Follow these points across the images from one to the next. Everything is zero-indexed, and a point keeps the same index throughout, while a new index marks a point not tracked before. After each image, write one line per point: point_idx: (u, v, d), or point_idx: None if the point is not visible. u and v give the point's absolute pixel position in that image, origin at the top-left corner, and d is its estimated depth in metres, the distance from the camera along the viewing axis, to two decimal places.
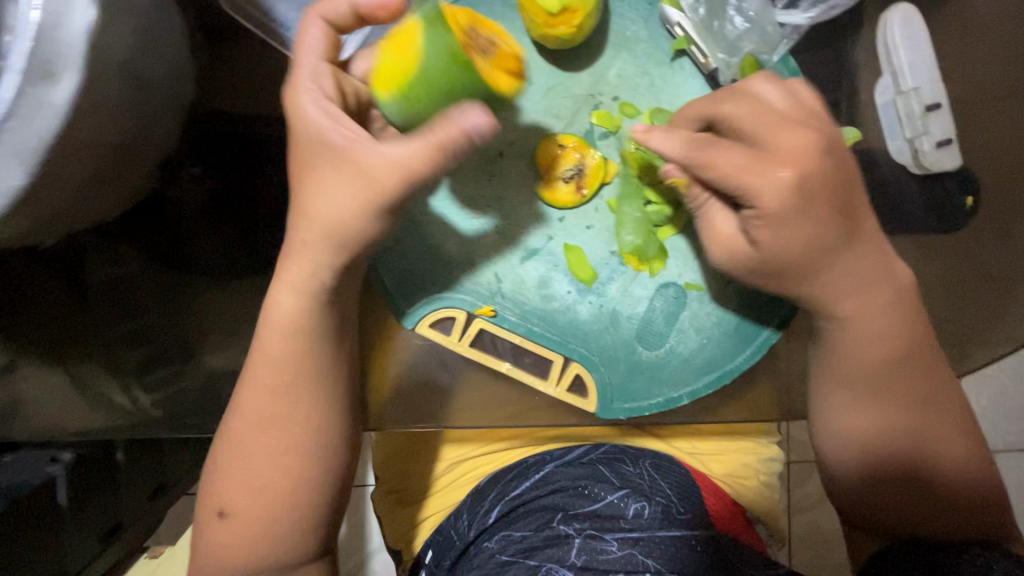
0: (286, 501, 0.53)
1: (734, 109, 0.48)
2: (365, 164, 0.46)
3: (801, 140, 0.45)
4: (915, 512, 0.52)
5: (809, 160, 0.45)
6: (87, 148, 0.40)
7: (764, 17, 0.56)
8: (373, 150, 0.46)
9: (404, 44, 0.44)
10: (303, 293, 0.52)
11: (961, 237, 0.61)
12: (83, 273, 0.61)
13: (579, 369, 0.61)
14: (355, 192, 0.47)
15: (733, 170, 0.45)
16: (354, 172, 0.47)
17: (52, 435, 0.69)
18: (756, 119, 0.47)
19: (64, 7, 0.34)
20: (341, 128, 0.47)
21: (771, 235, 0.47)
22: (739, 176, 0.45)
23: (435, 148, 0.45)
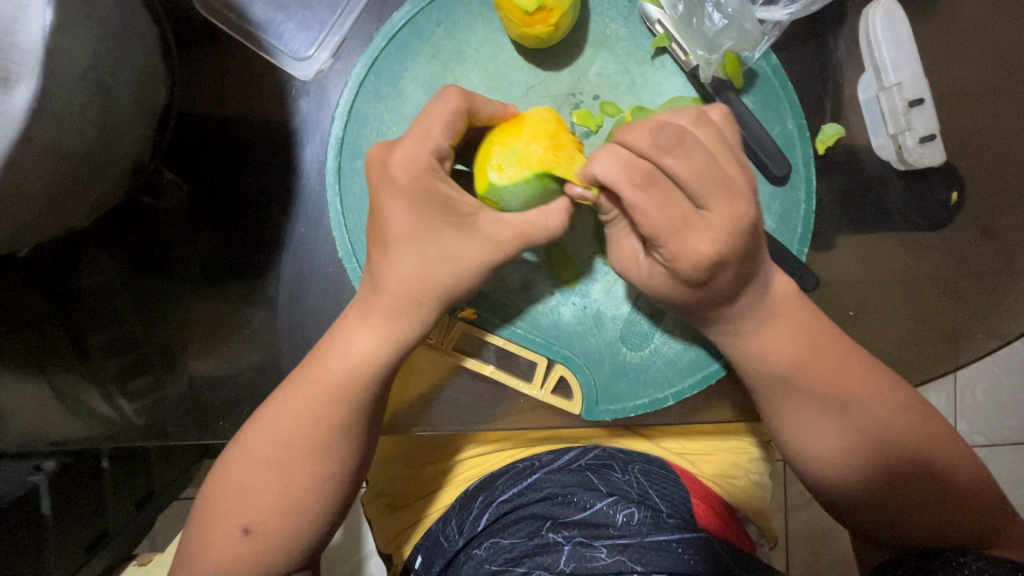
0: (266, 510, 0.52)
1: (678, 166, 0.42)
2: (490, 232, 0.49)
3: (733, 214, 0.43)
4: (914, 516, 0.52)
5: (731, 238, 0.43)
6: (50, 157, 0.40)
7: (744, 13, 0.54)
8: (498, 220, 0.49)
9: (510, 131, 0.52)
10: (353, 334, 0.52)
11: (944, 233, 0.61)
12: (69, 281, 0.63)
13: (563, 371, 0.62)
14: (476, 252, 0.50)
15: (656, 228, 0.43)
16: (457, 241, 0.49)
17: (31, 446, 0.63)
18: (698, 182, 0.42)
19: (19, 13, 0.35)
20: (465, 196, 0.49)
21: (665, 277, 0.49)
22: (669, 232, 0.43)
23: (522, 239, 0.49)
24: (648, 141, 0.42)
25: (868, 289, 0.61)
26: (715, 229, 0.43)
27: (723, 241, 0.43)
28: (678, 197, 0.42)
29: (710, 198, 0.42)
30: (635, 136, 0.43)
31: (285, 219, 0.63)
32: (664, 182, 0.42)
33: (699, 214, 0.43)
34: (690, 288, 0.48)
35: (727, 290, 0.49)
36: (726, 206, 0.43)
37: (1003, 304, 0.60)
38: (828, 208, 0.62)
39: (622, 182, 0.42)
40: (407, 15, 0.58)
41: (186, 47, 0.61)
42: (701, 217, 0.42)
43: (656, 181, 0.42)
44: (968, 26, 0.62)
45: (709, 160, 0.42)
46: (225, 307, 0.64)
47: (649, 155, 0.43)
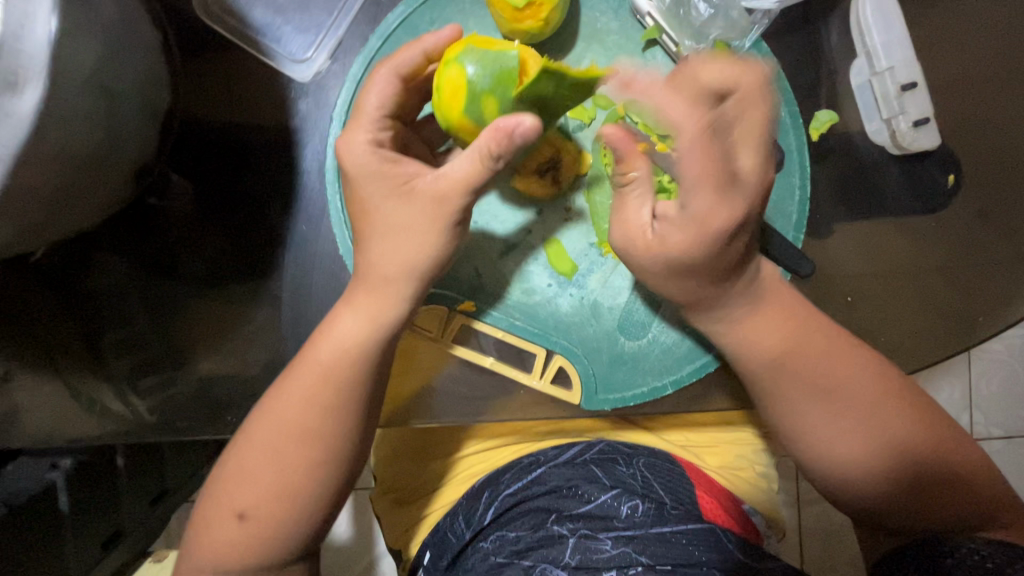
0: (265, 501, 0.52)
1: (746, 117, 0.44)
2: (429, 189, 0.49)
3: (763, 180, 0.47)
4: (911, 508, 0.52)
5: (751, 203, 0.48)
6: (58, 156, 0.41)
7: (729, 3, 0.57)
8: (436, 176, 0.49)
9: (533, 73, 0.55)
10: (352, 325, 0.53)
11: (942, 217, 0.61)
12: (80, 283, 0.65)
13: (563, 362, 0.62)
14: (422, 215, 0.50)
15: (699, 177, 0.46)
16: (421, 203, 0.50)
17: (46, 444, 0.65)
18: (747, 125, 0.44)
19: (27, 19, 0.36)
20: (400, 160, 0.51)
21: (682, 242, 0.50)
22: (700, 184, 0.46)
23: (464, 184, 0.49)
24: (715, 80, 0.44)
25: (868, 275, 0.61)
26: (737, 198, 0.47)
27: (735, 214, 0.48)
28: (723, 152, 0.45)
29: (757, 156, 0.45)
30: (677, 105, 0.45)
31: (287, 218, 0.64)
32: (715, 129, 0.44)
33: (740, 172, 0.46)
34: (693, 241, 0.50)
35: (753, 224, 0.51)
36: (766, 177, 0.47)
37: (1003, 287, 0.60)
38: (825, 195, 0.62)
39: (681, 126, 0.45)
40: (399, 16, 0.60)
41: (187, 51, 0.63)
42: (723, 185, 0.46)
43: (709, 129, 0.44)
44: (960, 10, 0.62)
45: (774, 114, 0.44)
46: (231, 306, 0.65)
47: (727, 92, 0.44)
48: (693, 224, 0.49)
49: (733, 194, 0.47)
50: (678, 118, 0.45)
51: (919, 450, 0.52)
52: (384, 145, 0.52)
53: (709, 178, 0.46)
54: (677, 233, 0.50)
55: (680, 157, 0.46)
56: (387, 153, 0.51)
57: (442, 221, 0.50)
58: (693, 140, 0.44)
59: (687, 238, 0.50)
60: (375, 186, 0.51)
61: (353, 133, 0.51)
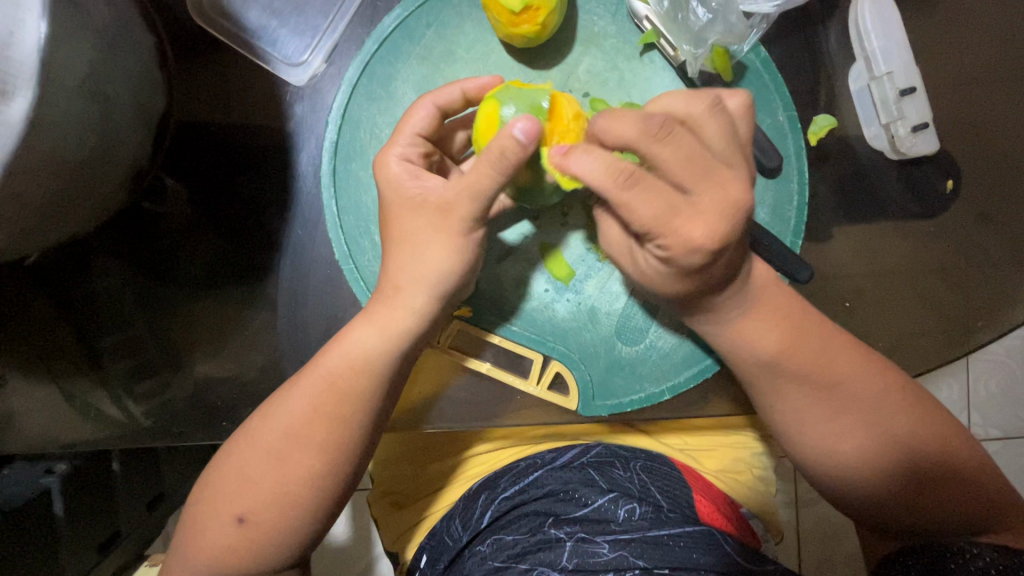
0: (259, 505, 0.52)
1: (666, 152, 0.42)
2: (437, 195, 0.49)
3: (726, 199, 0.43)
4: (917, 510, 0.52)
5: (726, 221, 0.43)
6: (50, 163, 0.41)
7: (727, 6, 0.54)
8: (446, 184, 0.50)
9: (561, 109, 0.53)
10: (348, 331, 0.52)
11: (941, 221, 0.61)
12: (75, 287, 0.65)
13: (559, 367, 0.62)
14: (431, 223, 0.50)
15: (656, 221, 0.43)
16: (430, 210, 0.50)
17: (41, 449, 0.65)
18: (683, 170, 0.42)
19: (16, 26, 0.35)
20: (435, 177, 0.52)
21: (661, 272, 0.49)
22: (661, 225, 0.43)
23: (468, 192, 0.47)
24: (634, 131, 0.42)
25: (867, 279, 0.61)
26: (706, 217, 0.42)
27: (711, 232, 0.43)
28: (664, 188, 0.42)
29: (712, 186, 0.42)
30: (636, 193, 0.42)
31: (283, 221, 0.64)
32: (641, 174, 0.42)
33: (695, 197, 0.43)
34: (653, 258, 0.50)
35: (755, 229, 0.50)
36: (738, 190, 0.43)
37: (1002, 291, 0.60)
38: (823, 199, 0.61)
39: (607, 187, 0.43)
40: (397, 18, 0.59)
41: (182, 54, 0.63)
42: (677, 211, 0.43)
43: (633, 176, 0.42)
44: (960, 12, 0.61)
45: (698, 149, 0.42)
46: (227, 310, 0.65)
47: (639, 142, 0.43)
48: (671, 264, 0.46)
49: (698, 209, 0.43)
50: (606, 186, 0.43)
51: (924, 454, 0.52)
52: (416, 158, 0.53)
53: (664, 213, 0.42)
54: (656, 262, 0.49)
55: (628, 214, 0.43)
56: (419, 170, 0.52)
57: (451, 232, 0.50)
58: (630, 190, 0.42)
59: (663, 269, 0.48)
60: (396, 194, 0.52)
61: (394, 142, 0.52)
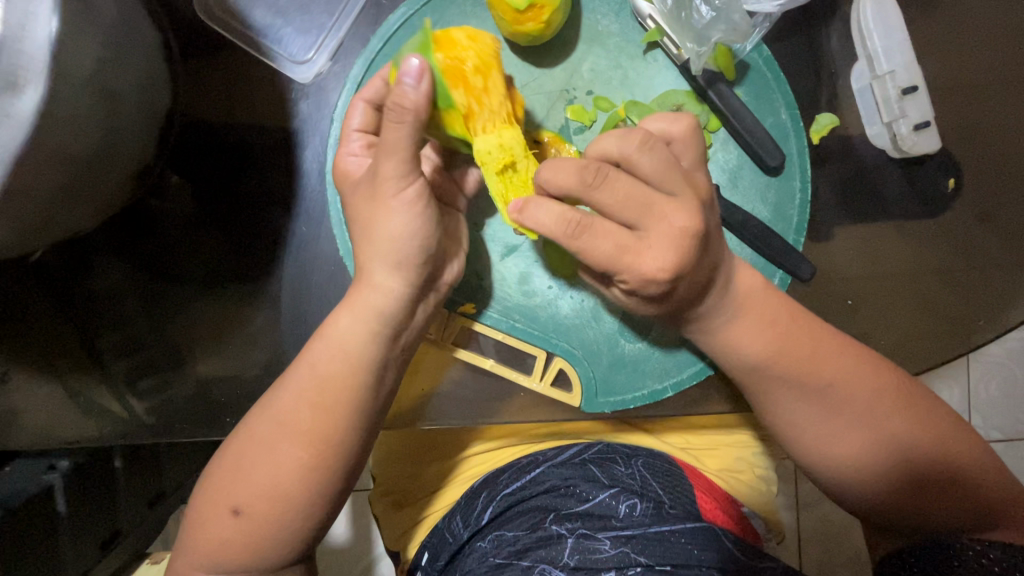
0: (260, 501, 0.51)
1: (604, 197, 0.44)
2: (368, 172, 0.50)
3: (671, 229, 0.44)
4: (919, 507, 0.52)
5: (676, 251, 0.44)
6: (58, 157, 0.41)
7: (732, 4, 0.54)
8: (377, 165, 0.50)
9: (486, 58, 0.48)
10: (351, 327, 0.52)
11: (943, 221, 0.61)
12: (78, 284, 0.65)
13: (562, 364, 0.62)
14: (370, 202, 0.50)
15: (610, 262, 0.44)
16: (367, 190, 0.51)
17: (44, 445, 0.65)
18: (625, 211, 0.44)
19: (27, 19, 0.35)
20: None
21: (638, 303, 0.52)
22: (616, 265, 0.44)
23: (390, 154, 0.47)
24: (574, 178, 0.44)
25: (869, 278, 0.61)
26: (661, 250, 0.44)
27: (670, 267, 0.44)
28: (613, 232, 0.44)
29: (663, 226, 0.44)
30: (585, 240, 0.44)
31: (287, 219, 0.64)
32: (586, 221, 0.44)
33: (642, 235, 0.44)
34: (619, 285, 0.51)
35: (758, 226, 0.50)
36: (684, 219, 0.44)
37: (1003, 291, 0.60)
38: (825, 198, 0.62)
39: (556, 233, 0.44)
40: (402, 17, 0.60)
41: (187, 52, 0.63)
42: (632, 251, 0.44)
43: (578, 225, 0.44)
44: (961, 13, 0.62)
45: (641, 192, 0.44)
46: (230, 307, 0.65)
47: (578, 191, 0.44)
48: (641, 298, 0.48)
49: (651, 243, 0.44)
50: (561, 233, 0.44)
51: (925, 450, 0.52)
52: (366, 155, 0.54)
53: (619, 253, 0.44)
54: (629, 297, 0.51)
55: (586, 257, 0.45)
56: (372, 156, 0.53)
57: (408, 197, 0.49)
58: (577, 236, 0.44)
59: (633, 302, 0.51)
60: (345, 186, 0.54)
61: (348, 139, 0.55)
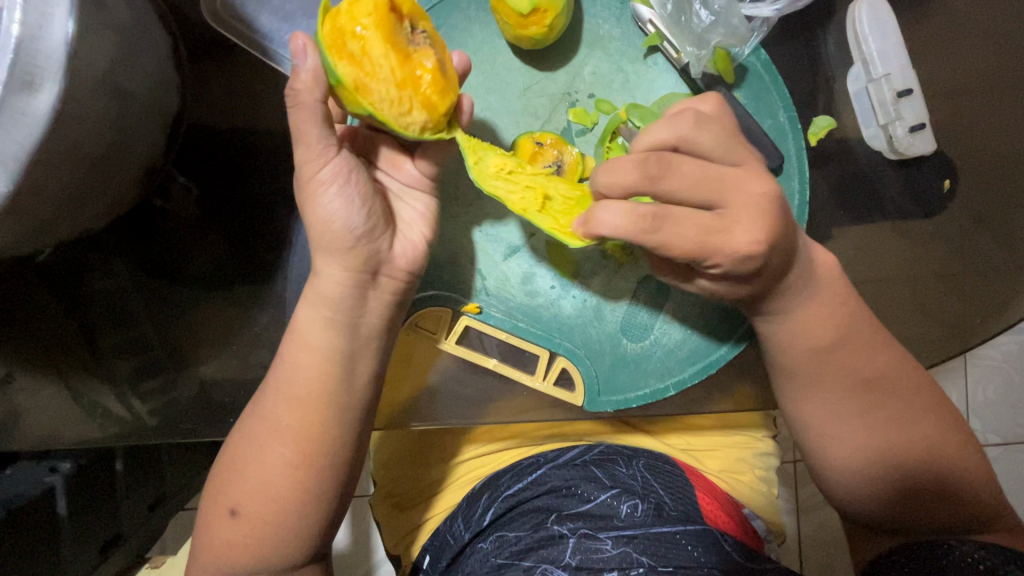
0: (262, 499, 0.51)
1: (673, 184, 0.44)
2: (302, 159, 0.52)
3: (749, 197, 0.45)
4: (915, 508, 0.52)
5: (762, 219, 0.44)
6: (70, 155, 0.42)
7: (730, 9, 0.56)
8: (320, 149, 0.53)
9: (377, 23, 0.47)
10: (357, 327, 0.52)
11: (939, 222, 0.62)
12: (83, 285, 0.65)
13: (565, 363, 0.62)
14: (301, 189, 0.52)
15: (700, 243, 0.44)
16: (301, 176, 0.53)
17: (46, 446, 0.65)
18: (698, 191, 0.44)
19: (44, 19, 0.35)
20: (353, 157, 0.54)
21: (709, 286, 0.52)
22: (707, 245, 0.45)
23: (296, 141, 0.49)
24: (637, 173, 0.45)
25: (867, 279, 0.62)
26: (738, 222, 0.44)
27: (754, 244, 0.44)
28: (689, 216, 0.45)
29: (737, 198, 0.45)
30: (666, 229, 0.44)
31: (292, 219, 0.65)
32: (661, 212, 0.44)
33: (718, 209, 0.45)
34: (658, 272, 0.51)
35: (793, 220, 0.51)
36: (757, 186, 0.45)
37: (1000, 291, 0.61)
38: (823, 200, 0.63)
39: (625, 232, 0.45)
40: None
41: (195, 55, 0.64)
42: (715, 233, 0.44)
43: (655, 214, 0.44)
44: (954, 20, 0.63)
45: (703, 166, 0.45)
46: (234, 308, 0.65)
47: (643, 185, 0.45)
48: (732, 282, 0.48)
49: (728, 208, 0.45)
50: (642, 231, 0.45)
51: (925, 449, 0.52)
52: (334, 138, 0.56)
53: (702, 234, 0.44)
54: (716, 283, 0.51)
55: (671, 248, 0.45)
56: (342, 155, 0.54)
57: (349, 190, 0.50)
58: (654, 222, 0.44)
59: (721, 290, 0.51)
60: None
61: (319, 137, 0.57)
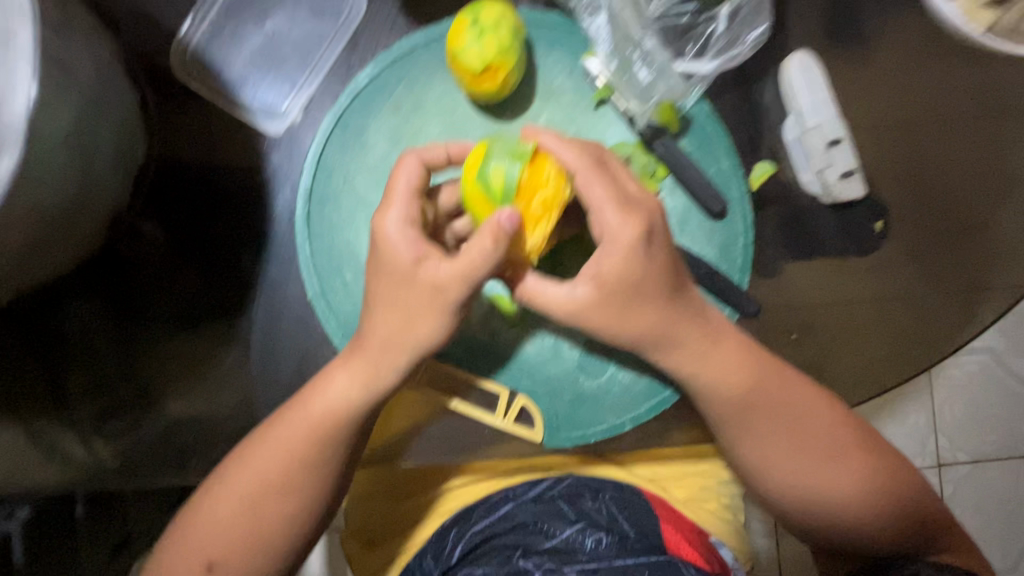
0: (228, 544, 0.53)
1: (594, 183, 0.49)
2: (432, 274, 0.49)
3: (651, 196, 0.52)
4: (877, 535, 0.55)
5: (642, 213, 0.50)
6: (28, 214, 0.43)
7: (670, 65, 0.60)
8: (437, 266, 0.49)
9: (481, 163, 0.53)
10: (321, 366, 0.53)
11: (877, 258, 0.66)
12: (42, 329, 0.65)
13: (525, 401, 0.64)
14: (423, 300, 0.50)
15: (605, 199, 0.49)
16: (423, 288, 0.49)
17: (7, 492, 0.64)
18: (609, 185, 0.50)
19: (4, 91, 0.37)
20: (421, 241, 0.50)
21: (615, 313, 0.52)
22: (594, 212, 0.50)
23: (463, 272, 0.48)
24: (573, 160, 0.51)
25: (812, 313, 0.65)
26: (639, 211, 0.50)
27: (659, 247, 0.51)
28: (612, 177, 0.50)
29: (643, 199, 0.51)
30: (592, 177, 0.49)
31: (258, 262, 0.66)
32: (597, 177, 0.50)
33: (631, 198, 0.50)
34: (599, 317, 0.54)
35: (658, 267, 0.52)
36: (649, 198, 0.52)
37: (935, 323, 0.65)
38: (767, 240, 0.66)
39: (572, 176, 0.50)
40: (370, 75, 0.64)
41: (161, 105, 0.65)
42: (624, 202, 0.50)
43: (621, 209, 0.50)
44: (885, 69, 0.68)
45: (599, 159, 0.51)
46: (202, 349, 0.66)
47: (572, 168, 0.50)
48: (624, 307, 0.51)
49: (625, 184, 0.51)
50: (598, 201, 0.49)
51: (872, 479, 0.55)
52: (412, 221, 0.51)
53: (617, 189, 0.50)
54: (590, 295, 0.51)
55: (592, 188, 0.49)
56: (410, 242, 0.49)
57: (443, 307, 0.50)
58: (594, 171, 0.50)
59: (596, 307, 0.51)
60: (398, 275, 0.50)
61: (387, 209, 0.50)
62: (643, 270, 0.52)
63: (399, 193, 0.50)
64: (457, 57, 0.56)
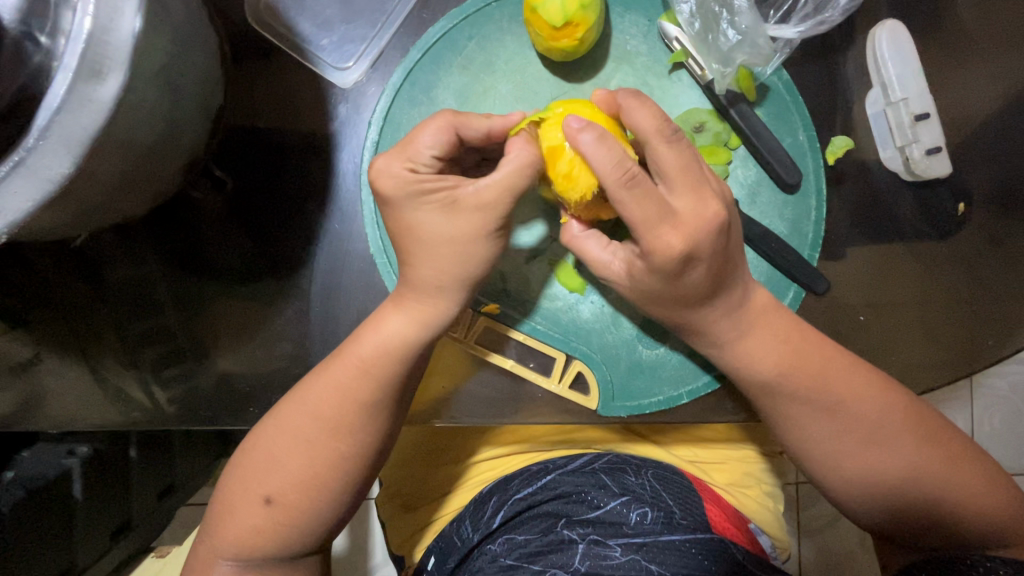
0: (288, 491, 0.53)
1: (634, 200, 0.48)
2: (474, 198, 0.50)
3: (707, 209, 0.49)
4: (934, 524, 0.54)
5: (698, 225, 0.49)
6: (121, 143, 0.43)
7: (756, 30, 0.58)
8: (475, 189, 0.50)
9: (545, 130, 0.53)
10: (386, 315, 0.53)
11: (953, 244, 0.63)
12: (110, 271, 0.67)
13: (581, 367, 0.64)
14: (468, 225, 0.51)
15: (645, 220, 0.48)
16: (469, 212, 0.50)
17: (70, 428, 0.66)
18: (649, 205, 0.48)
19: (115, 13, 0.36)
20: (438, 179, 0.51)
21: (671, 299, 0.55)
22: (640, 229, 0.49)
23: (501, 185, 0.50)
24: (611, 169, 0.47)
25: (880, 297, 0.63)
26: (687, 227, 0.49)
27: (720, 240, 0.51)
28: (654, 195, 0.48)
29: (698, 210, 0.49)
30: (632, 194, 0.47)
31: (320, 217, 0.67)
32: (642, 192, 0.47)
33: (677, 210, 0.49)
34: (667, 284, 0.52)
35: (718, 263, 0.52)
36: (712, 206, 0.50)
37: (1012, 315, 0.62)
38: (838, 219, 0.64)
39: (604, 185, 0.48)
40: (442, 29, 0.63)
41: (235, 54, 0.66)
42: (665, 222, 0.48)
43: (669, 227, 0.49)
44: (973, 48, 0.65)
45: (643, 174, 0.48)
46: (259, 302, 0.67)
47: (606, 179, 0.47)
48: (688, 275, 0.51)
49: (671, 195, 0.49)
50: (638, 223, 0.49)
51: (940, 469, 0.53)
52: (428, 164, 0.51)
53: (658, 211, 0.48)
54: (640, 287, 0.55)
55: (626, 210, 0.48)
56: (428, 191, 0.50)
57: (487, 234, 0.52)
58: (629, 184, 0.47)
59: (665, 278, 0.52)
60: (430, 207, 0.51)
61: (395, 158, 0.51)
62: (718, 242, 0.51)
63: (408, 146, 0.51)
64: (536, 10, 0.55)
